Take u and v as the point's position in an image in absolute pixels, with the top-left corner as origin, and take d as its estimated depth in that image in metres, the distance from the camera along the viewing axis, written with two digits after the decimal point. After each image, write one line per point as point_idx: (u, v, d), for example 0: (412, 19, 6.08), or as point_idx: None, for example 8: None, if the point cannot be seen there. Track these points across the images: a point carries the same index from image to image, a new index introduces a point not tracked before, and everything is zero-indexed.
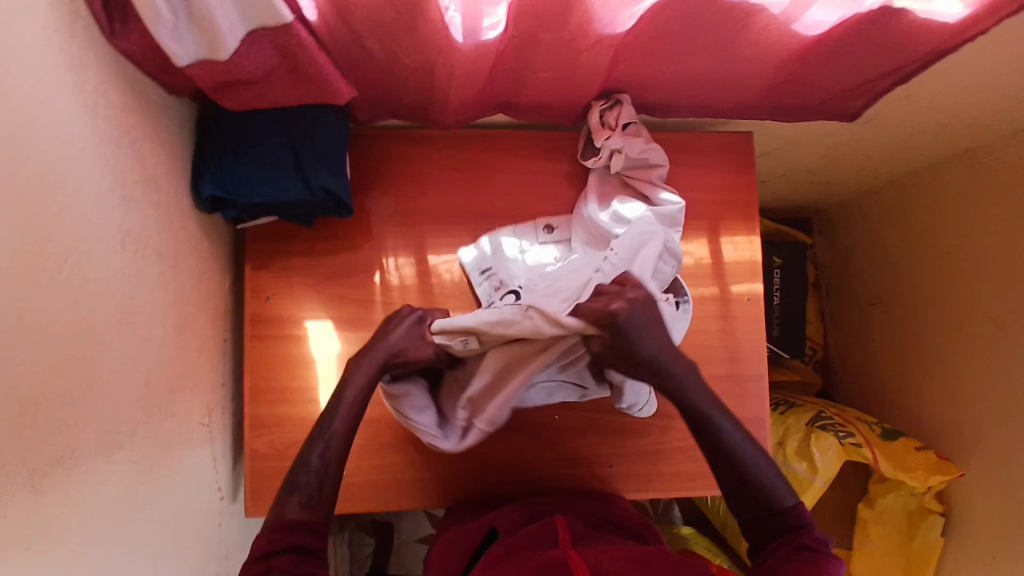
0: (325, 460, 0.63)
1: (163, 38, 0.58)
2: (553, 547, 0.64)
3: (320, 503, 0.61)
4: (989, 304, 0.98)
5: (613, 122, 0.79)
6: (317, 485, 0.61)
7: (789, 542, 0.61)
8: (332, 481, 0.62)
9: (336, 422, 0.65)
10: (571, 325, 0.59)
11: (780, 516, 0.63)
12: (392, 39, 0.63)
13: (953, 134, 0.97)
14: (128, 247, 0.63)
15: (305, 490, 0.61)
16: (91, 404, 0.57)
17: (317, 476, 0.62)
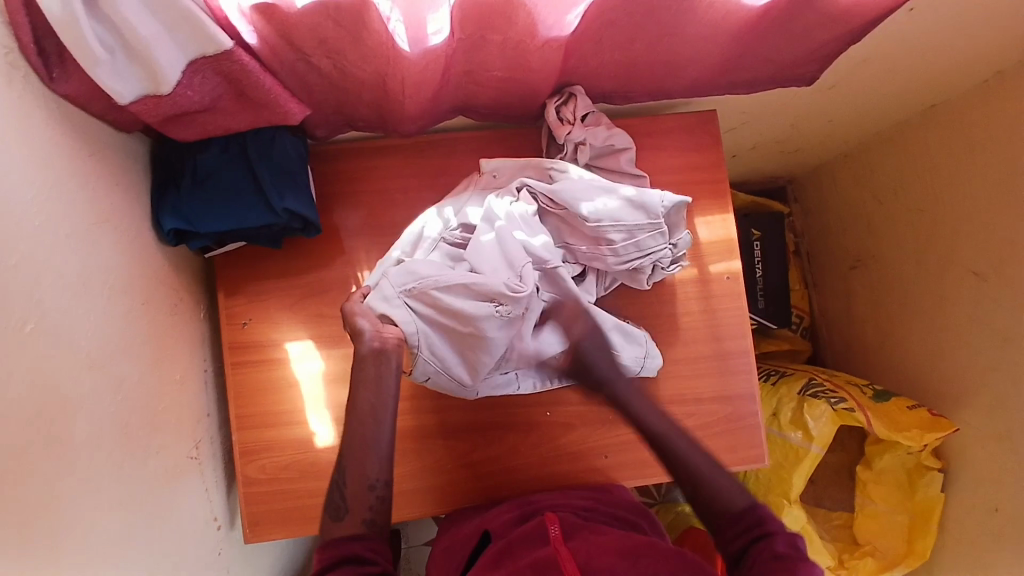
0: (345, 467, 0.64)
1: (104, 79, 0.56)
2: (546, 546, 0.65)
3: (349, 513, 0.62)
4: (964, 257, 0.99)
5: (572, 116, 0.79)
6: (343, 499, 0.63)
7: (758, 547, 0.62)
8: (356, 487, 0.63)
9: (355, 439, 0.64)
10: (513, 169, 0.79)
11: (748, 529, 0.64)
12: (337, 53, 0.63)
13: (917, 91, 0.97)
14: (92, 290, 0.62)
15: (340, 500, 0.63)
16: (71, 450, 0.56)
17: (342, 490, 0.63)
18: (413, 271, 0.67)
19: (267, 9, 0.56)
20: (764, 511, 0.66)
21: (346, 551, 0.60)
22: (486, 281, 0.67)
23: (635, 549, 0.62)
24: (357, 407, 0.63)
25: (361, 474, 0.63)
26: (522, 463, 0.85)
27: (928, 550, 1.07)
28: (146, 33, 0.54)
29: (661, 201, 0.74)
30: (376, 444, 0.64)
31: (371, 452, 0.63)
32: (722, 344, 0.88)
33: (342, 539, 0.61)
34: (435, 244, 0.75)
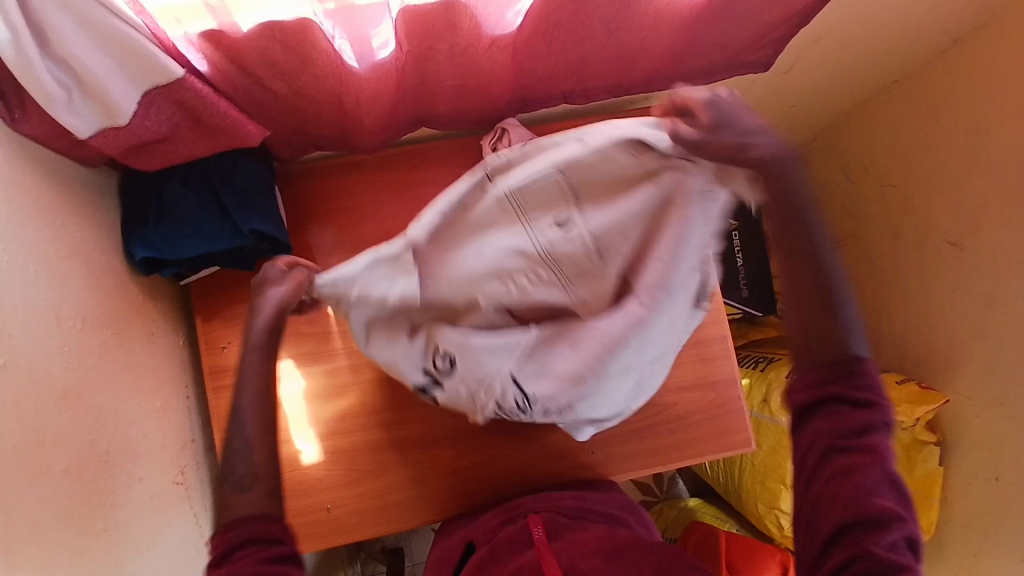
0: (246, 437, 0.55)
1: (61, 115, 0.58)
2: (530, 549, 0.67)
3: (255, 485, 0.54)
4: (939, 226, 1.00)
5: (506, 146, 0.85)
6: (247, 468, 0.54)
7: (831, 414, 0.55)
8: (263, 454, 0.55)
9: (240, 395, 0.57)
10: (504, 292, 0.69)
11: (839, 377, 0.56)
12: (289, 75, 0.65)
13: (876, 67, 0.99)
14: (65, 323, 0.63)
15: (232, 475, 0.54)
16: (52, 479, 0.57)
17: (236, 453, 0.55)
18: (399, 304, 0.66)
19: (215, 37, 0.58)
20: (870, 367, 0.56)
21: (251, 524, 0.52)
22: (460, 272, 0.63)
23: (616, 548, 0.64)
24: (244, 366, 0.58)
25: (269, 448, 0.55)
26: (511, 466, 0.85)
27: (932, 524, 1.05)
28: (97, 69, 0.56)
29: None
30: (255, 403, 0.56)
31: (256, 418, 0.56)
32: (700, 332, 0.88)
33: (237, 516, 0.52)
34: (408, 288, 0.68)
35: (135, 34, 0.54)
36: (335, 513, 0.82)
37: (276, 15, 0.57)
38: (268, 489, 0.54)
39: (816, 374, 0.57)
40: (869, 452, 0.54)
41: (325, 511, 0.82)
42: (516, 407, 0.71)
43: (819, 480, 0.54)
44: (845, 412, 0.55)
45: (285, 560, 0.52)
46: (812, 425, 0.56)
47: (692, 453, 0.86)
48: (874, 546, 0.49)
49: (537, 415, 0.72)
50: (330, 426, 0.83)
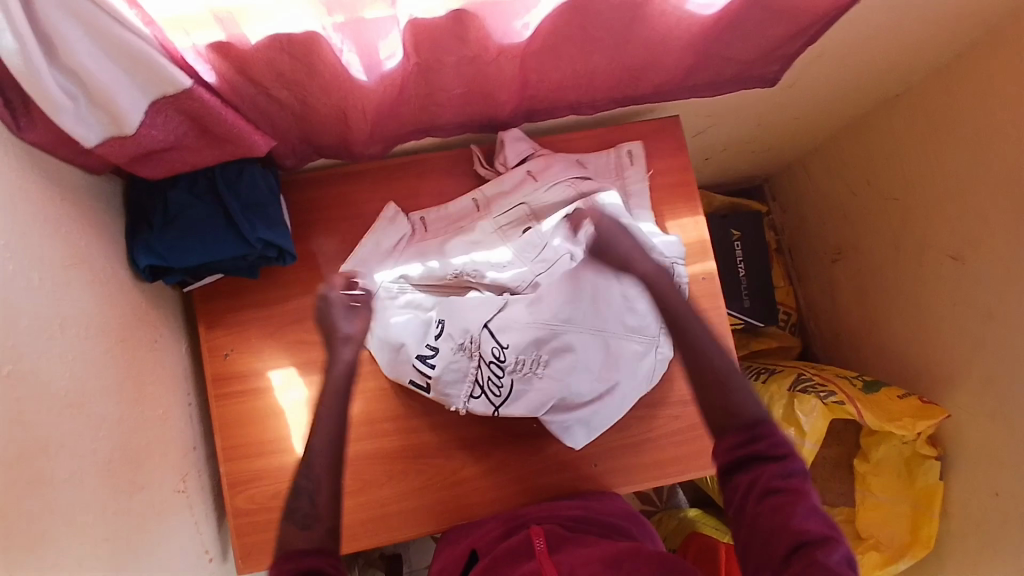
0: (313, 478, 0.66)
1: (68, 124, 0.58)
2: (532, 560, 0.67)
3: (316, 524, 0.62)
4: (941, 240, 1.00)
5: (504, 162, 0.87)
6: (313, 506, 0.64)
7: (755, 471, 0.61)
8: (326, 498, 0.64)
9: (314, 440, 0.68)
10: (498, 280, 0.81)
11: (753, 440, 0.63)
12: (295, 85, 0.65)
13: (879, 81, 0.99)
14: (68, 331, 0.63)
15: (298, 514, 0.63)
16: (54, 489, 0.57)
17: (307, 494, 0.65)
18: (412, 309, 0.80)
19: (222, 47, 0.58)
20: (772, 427, 0.64)
21: (310, 557, 0.59)
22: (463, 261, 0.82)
23: (616, 558, 0.63)
24: (323, 412, 0.70)
25: (331, 490, 0.65)
26: (513, 476, 0.85)
27: (933, 535, 1.04)
28: (104, 78, 0.56)
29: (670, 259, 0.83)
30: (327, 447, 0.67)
31: (325, 462, 0.66)
32: None
33: (292, 549, 0.60)
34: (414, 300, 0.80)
35: (141, 44, 0.54)
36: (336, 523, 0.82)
37: (283, 28, 0.57)
38: (327, 529, 0.62)
39: (730, 438, 0.64)
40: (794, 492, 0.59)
41: None
42: (496, 368, 0.77)
43: (753, 525, 0.59)
44: (764, 465, 0.61)
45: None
46: (739, 482, 0.62)
47: (694, 466, 0.86)
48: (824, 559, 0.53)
49: (520, 372, 0.77)
50: (331, 435, 0.83)
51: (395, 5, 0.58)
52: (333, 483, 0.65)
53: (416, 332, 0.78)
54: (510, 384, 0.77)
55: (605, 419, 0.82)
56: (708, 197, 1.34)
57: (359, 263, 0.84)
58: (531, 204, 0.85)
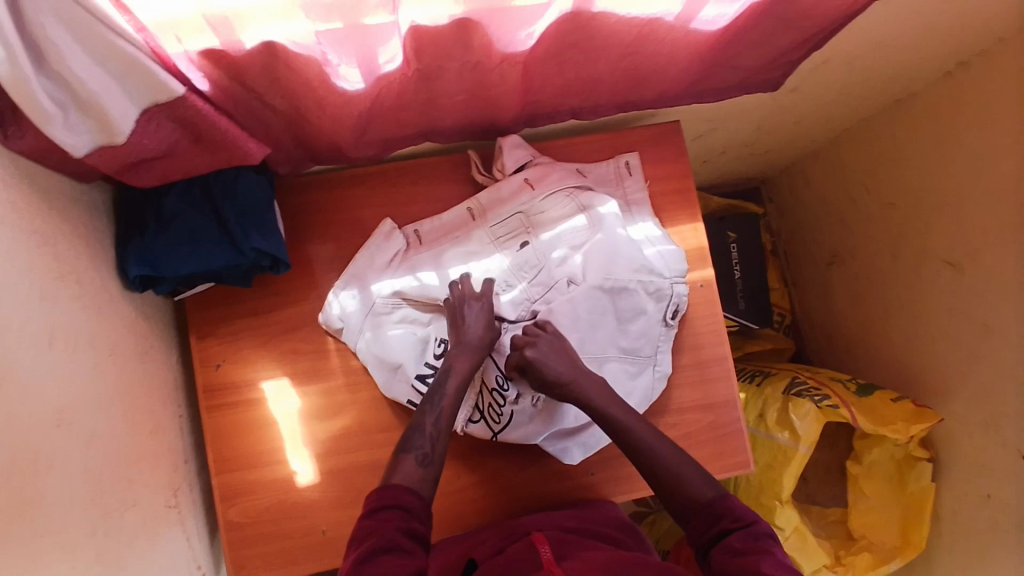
0: (438, 426, 0.72)
1: (56, 134, 0.55)
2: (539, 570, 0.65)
3: (430, 466, 0.69)
4: (938, 247, 1.00)
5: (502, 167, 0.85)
6: (432, 449, 0.70)
7: (723, 544, 0.65)
8: (443, 447, 0.71)
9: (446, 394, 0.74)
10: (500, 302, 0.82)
11: (717, 517, 0.68)
12: (291, 92, 0.63)
13: (881, 88, 0.99)
14: (57, 346, 0.60)
15: (418, 452, 0.70)
16: (48, 511, 0.55)
17: (429, 440, 0.71)
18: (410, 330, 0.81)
19: (215, 54, 0.56)
20: (731, 501, 0.69)
21: (413, 496, 0.66)
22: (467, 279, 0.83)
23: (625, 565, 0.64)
24: (456, 361, 0.75)
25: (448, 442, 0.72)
26: (511, 486, 0.84)
27: (922, 542, 1.06)
28: (95, 86, 0.54)
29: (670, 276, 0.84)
30: (451, 408, 0.73)
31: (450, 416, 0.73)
32: (701, 352, 0.88)
33: (407, 485, 0.67)
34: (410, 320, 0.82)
35: (134, 51, 0.52)
36: (329, 535, 0.80)
37: (280, 36, 0.55)
38: (432, 475, 0.69)
39: (700, 521, 0.68)
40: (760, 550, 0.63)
41: (320, 534, 0.80)
42: (498, 396, 0.80)
43: None
44: (732, 537, 0.65)
45: (410, 537, 0.63)
46: (713, 558, 0.65)
47: None
48: None
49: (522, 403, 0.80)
50: (325, 446, 0.82)
51: (397, 11, 0.56)
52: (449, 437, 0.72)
53: (412, 355, 0.80)
54: (510, 412, 0.80)
55: (603, 436, 0.83)
56: (706, 198, 1.34)
57: (354, 274, 0.82)
58: (526, 212, 0.84)
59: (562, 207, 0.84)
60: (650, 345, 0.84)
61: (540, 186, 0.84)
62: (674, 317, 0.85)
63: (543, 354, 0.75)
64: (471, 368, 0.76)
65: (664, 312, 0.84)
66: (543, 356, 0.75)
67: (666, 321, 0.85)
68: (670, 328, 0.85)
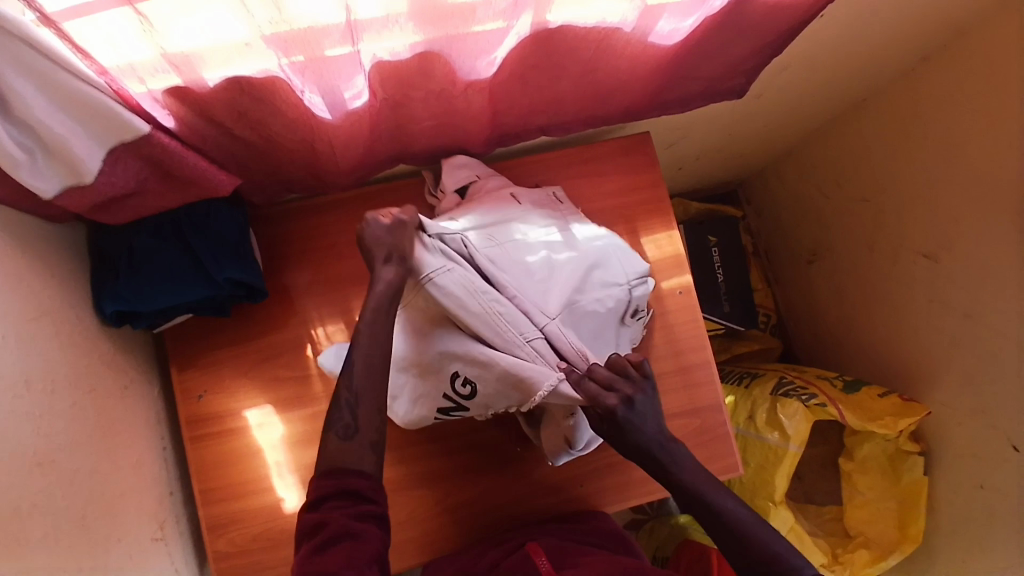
0: (356, 391, 0.62)
1: (23, 178, 0.56)
2: None
3: (360, 436, 0.61)
4: (913, 240, 1.01)
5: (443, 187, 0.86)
6: (355, 419, 0.61)
7: None
8: (369, 413, 0.62)
9: (357, 345, 0.63)
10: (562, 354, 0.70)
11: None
12: (258, 124, 0.64)
13: (845, 88, 1.01)
14: (34, 388, 0.61)
15: (340, 427, 0.61)
16: (32, 551, 0.55)
17: (349, 409, 0.62)
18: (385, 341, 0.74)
19: (180, 92, 0.57)
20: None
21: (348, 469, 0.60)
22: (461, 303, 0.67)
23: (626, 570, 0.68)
24: (371, 296, 0.64)
25: (374, 403, 0.62)
26: (500, 502, 0.84)
27: (921, 534, 1.05)
28: (60, 130, 0.54)
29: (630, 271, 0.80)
30: (369, 360, 0.63)
31: (370, 375, 0.63)
32: (684, 358, 0.88)
33: (341, 464, 0.60)
34: None
35: (94, 92, 0.53)
36: None
37: (242, 72, 0.56)
38: (364, 443, 0.61)
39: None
40: None
41: None
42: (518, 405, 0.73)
43: None
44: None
45: (368, 518, 0.60)
46: None
47: None
48: None
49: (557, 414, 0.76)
50: (312, 472, 0.82)
51: (357, 43, 0.57)
52: (376, 395, 0.63)
53: (436, 363, 0.70)
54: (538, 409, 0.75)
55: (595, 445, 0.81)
56: (684, 204, 1.36)
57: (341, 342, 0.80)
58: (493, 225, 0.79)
59: (523, 224, 0.80)
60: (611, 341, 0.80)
61: (472, 206, 0.81)
62: (639, 311, 0.83)
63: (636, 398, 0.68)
64: (378, 299, 0.63)
65: (624, 311, 0.80)
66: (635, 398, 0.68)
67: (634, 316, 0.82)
68: (638, 324, 0.83)
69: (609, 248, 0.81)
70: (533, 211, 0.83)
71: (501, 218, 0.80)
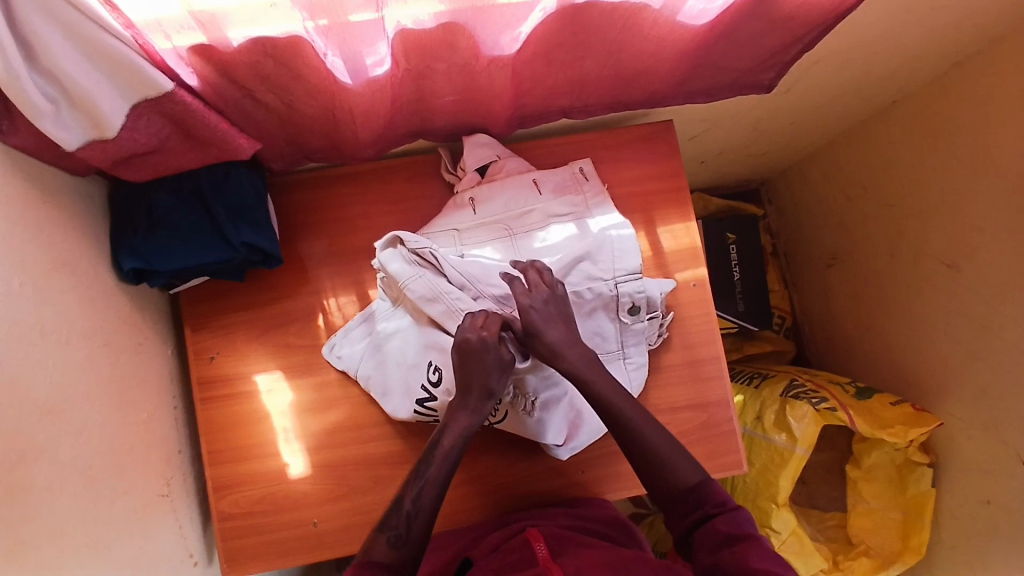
0: (418, 504, 0.69)
1: (48, 129, 0.57)
2: (534, 565, 0.67)
3: (404, 546, 0.66)
4: (935, 248, 0.99)
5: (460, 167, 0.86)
6: (407, 530, 0.67)
7: (707, 526, 0.67)
8: (421, 528, 0.68)
9: (432, 464, 0.72)
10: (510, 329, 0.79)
11: (700, 504, 0.69)
12: (281, 88, 0.64)
13: (877, 88, 0.98)
14: (49, 336, 0.62)
15: (392, 531, 0.67)
16: (34, 496, 0.56)
17: (405, 519, 0.68)
18: (378, 354, 0.81)
19: (205, 50, 0.57)
20: (714, 486, 0.70)
21: None
22: (427, 306, 0.78)
23: (623, 563, 0.66)
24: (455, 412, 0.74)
25: (427, 525, 0.68)
26: (500, 483, 0.84)
27: (922, 546, 1.03)
28: (84, 81, 0.55)
29: (659, 290, 0.82)
30: (437, 480, 0.71)
31: (432, 496, 0.70)
32: (694, 351, 0.87)
33: (370, 559, 0.64)
34: (379, 336, 0.82)
35: (121, 46, 0.53)
36: (319, 528, 0.80)
37: (267, 32, 0.56)
38: (409, 555, 0.66)
39: (683, 507, 0.70)
40: (745, 537, 0.64)
41: (312, 526, 0.81)
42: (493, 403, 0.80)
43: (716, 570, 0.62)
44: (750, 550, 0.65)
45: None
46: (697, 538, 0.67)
47: None
48: (739, 529, 0.65)
49: (517, 408, 0.79)
50: (316, 440, 0.82)
51: (382, 9, 0.57)
52: (431, 514, 0.69)
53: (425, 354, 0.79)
54: (506, 412, 0.79)
55: (589, 435, 0.82)
56: (705, 199, 1.35)
57: (342, 336, 0.83)
58: (513, 215, 0.85)
59: (530, 210, 0.85)
60: (617, 341, 0.84)
61: (494, 192, 0.84)
62: (650, 312, 0.83)
63: (534, 312, 0.75)
64: (467, 428, 0.73)
65: (618, 308, 0.82)
66: (540, 310, 0.75)
67: (646, 318, 0.83)
68: (648, 323, 0.83)
69: (612, 242, 0.82)
70: (554, 200, 0.85)
71: (525, 210, 0.85)
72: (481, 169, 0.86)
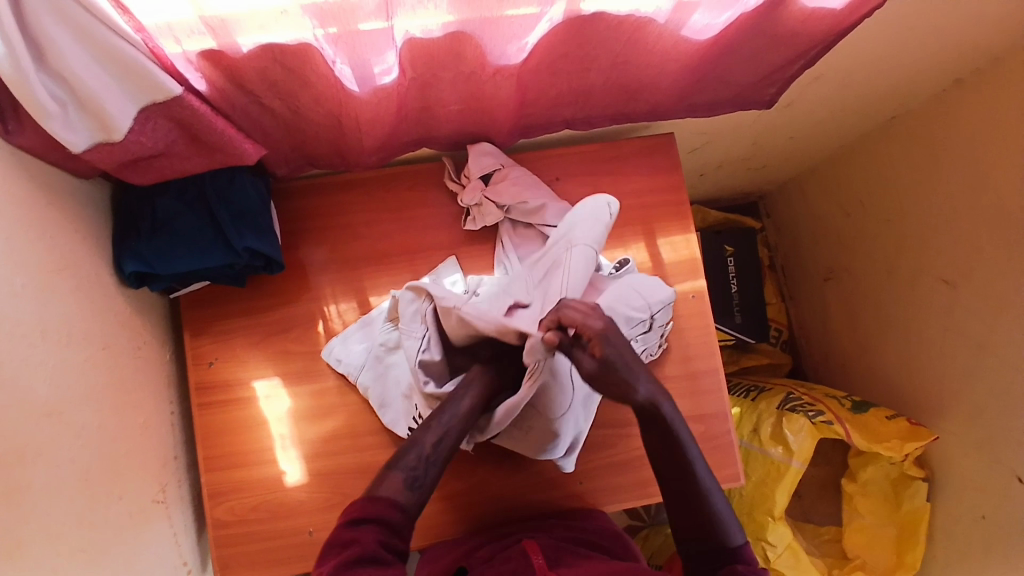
0: (435, 451, 0.67)
1: (56, 131, 0.57)
2: None
3: (420, 488, 0.65)
4: (933, 264, 1.00)
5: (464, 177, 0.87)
6: (425, 475, 0.66)
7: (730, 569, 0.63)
8: (434, 475, 0.67)
9: (452, 415, 0.70)
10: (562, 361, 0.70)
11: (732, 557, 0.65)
12: (289, 95, 0.65)
13: (876, 105, 1.00)
14: (50, 336, 0.61)
15: (409, 473, 0.65)
16: (30, 498, 0.55)
17: (423, 461, 0.66)
18: (377, 370, 0.82)
19: (214, 56, 0.58)
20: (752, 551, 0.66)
21: (396, 514, 0.63)
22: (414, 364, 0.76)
23: None
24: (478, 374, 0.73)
25: (439, 472, 0.67)
26: (497, 494, 0.84)
27: (917, 564, 1.03)
28: (94, 84, 0.55)
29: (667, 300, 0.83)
30: (458, 429, 0.69)
31: (452, 446, 0.69)
32: (692, 363, 0.88)
33: (385, 496, 0.63)
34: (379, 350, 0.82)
35: (132, 50, 0.53)
36: (315, 537, 0.80)
37: (277, 39, 0.57)
38: (418, 500, 0.65)
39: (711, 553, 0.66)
40: None
41: (307, 535, 0.80)
42: None
43: None
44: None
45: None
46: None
47: None
48: None
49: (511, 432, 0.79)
50: (314, 447, 0.82)
51: (391, 18, 0.57)
52: (443, 463, 0.68)
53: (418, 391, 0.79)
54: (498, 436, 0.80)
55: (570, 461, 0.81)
56: (703, 211, 1.36)
57: (341, 342, 0.83)
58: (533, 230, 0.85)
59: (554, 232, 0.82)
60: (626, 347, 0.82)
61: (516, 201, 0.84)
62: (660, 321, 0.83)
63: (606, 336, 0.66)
64: (491, 385, 0.72)
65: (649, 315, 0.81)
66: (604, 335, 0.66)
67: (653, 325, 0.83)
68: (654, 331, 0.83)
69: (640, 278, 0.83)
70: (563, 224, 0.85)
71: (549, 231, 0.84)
72: (484, 178, 0.86)
